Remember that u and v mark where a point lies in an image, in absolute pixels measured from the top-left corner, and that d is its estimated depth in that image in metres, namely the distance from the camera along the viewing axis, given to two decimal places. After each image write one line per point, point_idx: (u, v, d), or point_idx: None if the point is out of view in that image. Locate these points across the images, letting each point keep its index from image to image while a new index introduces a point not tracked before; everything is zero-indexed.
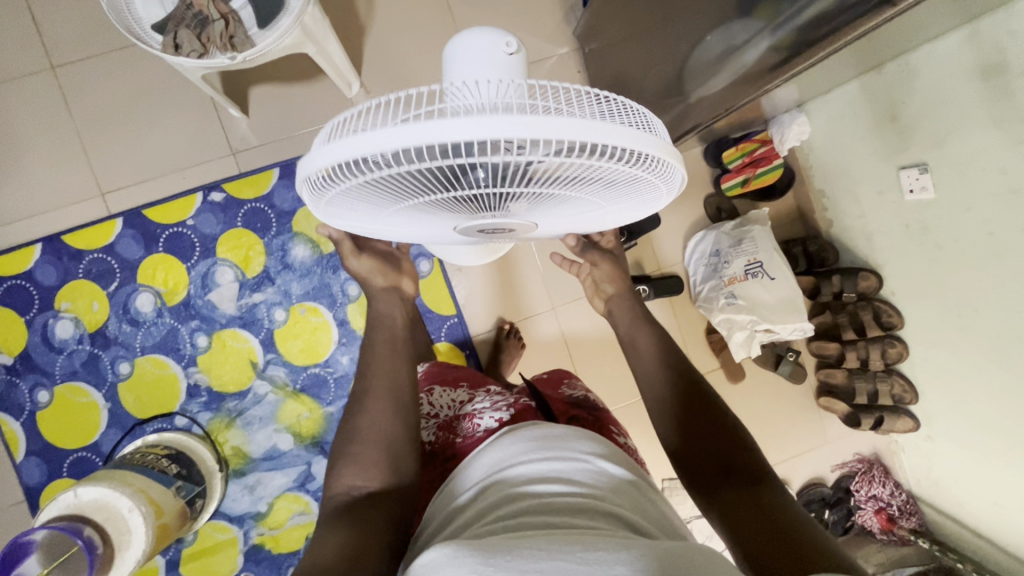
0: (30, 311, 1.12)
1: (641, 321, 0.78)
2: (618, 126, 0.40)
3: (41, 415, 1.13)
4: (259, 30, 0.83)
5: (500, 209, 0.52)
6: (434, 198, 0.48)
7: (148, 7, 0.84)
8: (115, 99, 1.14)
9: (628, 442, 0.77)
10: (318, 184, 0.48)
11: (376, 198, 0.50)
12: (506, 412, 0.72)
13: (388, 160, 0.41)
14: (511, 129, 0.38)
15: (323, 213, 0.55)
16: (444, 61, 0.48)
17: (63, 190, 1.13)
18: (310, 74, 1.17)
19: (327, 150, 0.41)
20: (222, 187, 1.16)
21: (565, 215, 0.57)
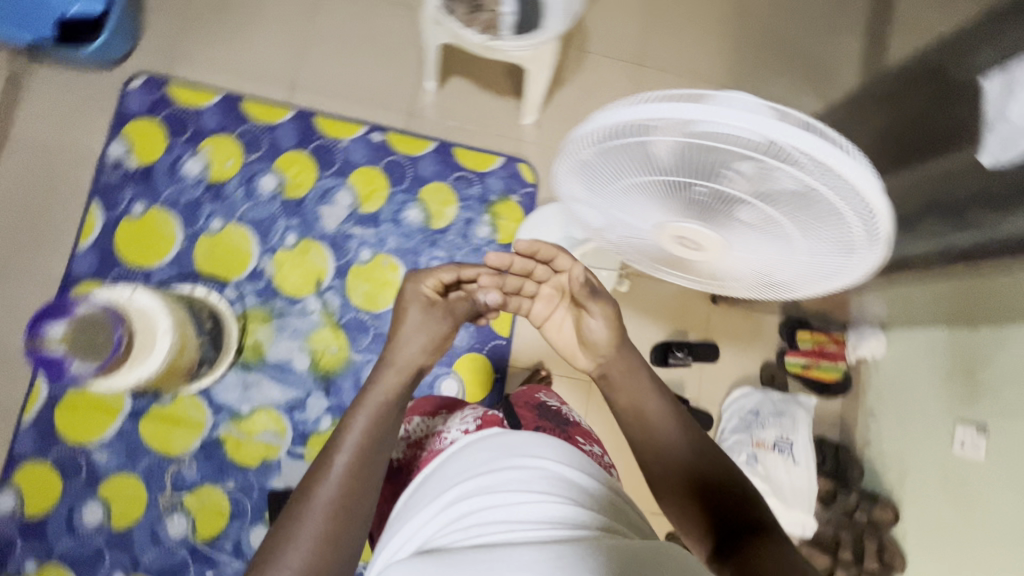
0: (177, 139, 1.23)
1: (652, 394, 0.72)
2: (853, 164, 0.43)
3: (125, 222, 1.19)
4: (511, 34, 0.98)
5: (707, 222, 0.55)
6: (659, 187, 0.53)
7: None
8: (348, 28, 1.32)
9: (597, 451, 0.82)
10: (573, 151, 0.55)
11: (608, 185, 0.57)
12: (471, 424, 0.78)
13: (647, 133, 0.48)
14: (764, 127, 0.43)
15: (565, 193, 0.64)
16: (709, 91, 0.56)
17: (266, 69, 1.29)
18: (503, 89, 1.33)
19: (602, 115, 0.49)
20: (384, 132, 1.29)
21: (755, 263, 0.60)
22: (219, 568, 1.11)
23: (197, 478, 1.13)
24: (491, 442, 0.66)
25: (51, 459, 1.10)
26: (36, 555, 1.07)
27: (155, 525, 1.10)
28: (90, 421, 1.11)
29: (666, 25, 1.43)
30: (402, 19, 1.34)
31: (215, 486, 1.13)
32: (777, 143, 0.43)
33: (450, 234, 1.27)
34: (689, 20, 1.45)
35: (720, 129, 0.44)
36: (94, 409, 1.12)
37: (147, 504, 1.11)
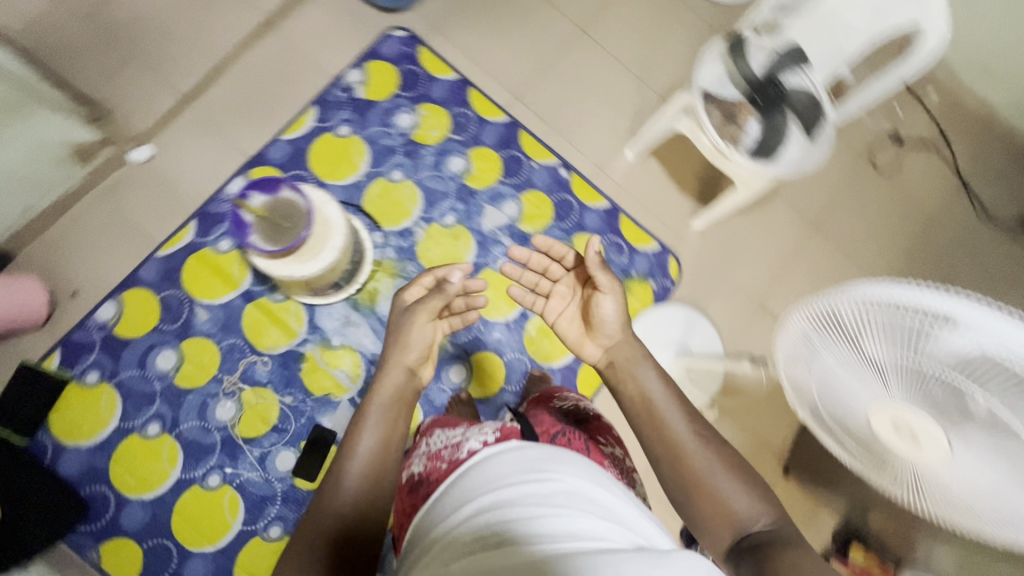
0: (403, 90, 1.32)
1: (642, 363, 0.86)
2: None
3: (326, 135, 1.27)
4: (748, 154, 1.05)
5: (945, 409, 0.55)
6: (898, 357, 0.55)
7: (713, 72, 1.07)
8: (585, 74, 1.42)
9: (613, 449, 0.90)
10: (814, 305, 0.60)
11: (847, 351, 0.60)
12: (492, 436, 0.71)
13: (902, 312, 0.52)
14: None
15: (783, 334, 0.67)
16: None
17: (503, 73, 1.39)
18: (689, 188, 1.39)
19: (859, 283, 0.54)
20: (571, 172, 1.35)
21: (974, 481, 0.57)
22: (238, 468, 1.13)
23: (263, 379, 1.16)
24: (511, 457, 0.62)
25: (161, 297, 1.16)
26: (101, 370, 1.12)
27: (208, 400, 1.14)
28: (209, 283, 1.17)
29: (855, 206, 1.46)
30: (633, 89, 1.43)
31: (274, 394, 1.16)
32: None
33: None
34: (879, 211, 1.48)
35: (984, 332, 0.46)
36: (216, 274, 1.18)
37: (212, 378, 1.15)
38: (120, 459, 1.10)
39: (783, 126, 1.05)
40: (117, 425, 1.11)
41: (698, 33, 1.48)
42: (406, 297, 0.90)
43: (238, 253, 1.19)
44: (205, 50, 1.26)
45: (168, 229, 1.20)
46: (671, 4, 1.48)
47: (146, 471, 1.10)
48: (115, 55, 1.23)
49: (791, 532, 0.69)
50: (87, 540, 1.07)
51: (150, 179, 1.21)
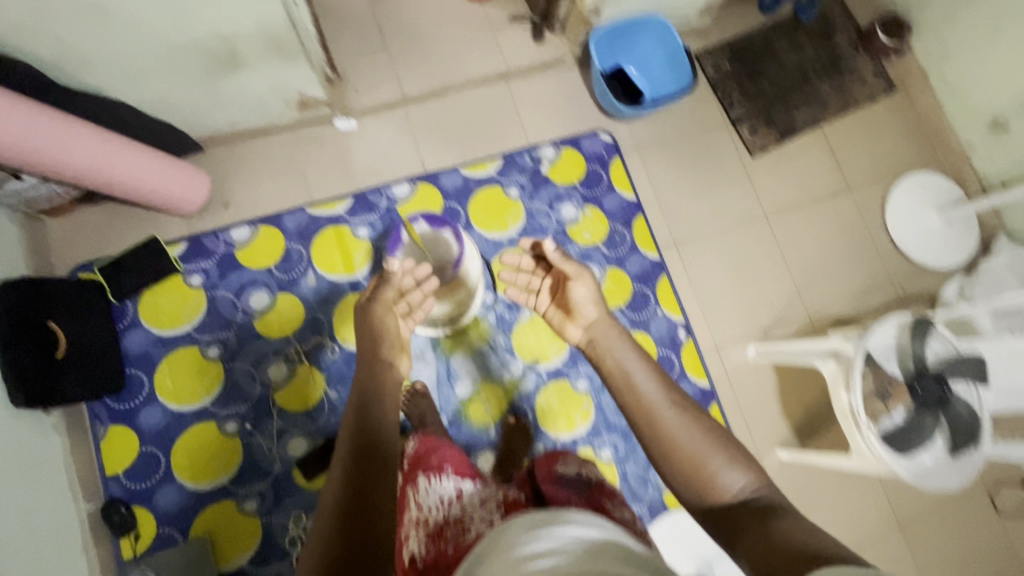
0: (581, 186, 1.36)
1: (618, 341, 0.86)
2: None
3: (497, 188, 1.33)
4: (881, 436, 0.96)
5: None
6: None
7: (890, 338, 1.00)
8: (746, 257, 1.41)
9: (625, 510, 0.80)
10: None
11: None
12: (496, 512, 0.76)
13: None
14: None
15: None
16: None
17: (674, 217, 1.40)
18: (788, 416, 1.32)
19: None
20: (689, 337, 1.32)
21: None
22: (256, 429, 1.14)
23: (323, 364, 1.18)
24: (507, 528, 0.61)
25: (287, 247, 1.23)
26: (205, 279, 1.19)
27: (268, 355, 1.17)
28: (331, 256, 1.23)
29: (951, 530, 1.32)
30: (783, 294, 1.39)
31: (324, 382, 1.18)
32: None
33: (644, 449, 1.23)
34: (971, 551, 1.32)
35: None
36: (341, 252, 1.24)
37: (284, 337, 1.19)
38: (172, 361, 1.15)
39: (927, 431, 0.97)
40: (188, 331, 1.16)
41: (873, 279, 1.43)
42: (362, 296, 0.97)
43: (368, 245, 1.25)
44: (444, 70, 1.37)
45: (328, 194, 1.28)
46: (858, 238, 1.46)
47: (184, 384, 1.14)
48: (374, 39, 1.36)
49: (777, 496, 0.69)
50: (103, 414, 1.11)
51: (340, 148, 1.30)
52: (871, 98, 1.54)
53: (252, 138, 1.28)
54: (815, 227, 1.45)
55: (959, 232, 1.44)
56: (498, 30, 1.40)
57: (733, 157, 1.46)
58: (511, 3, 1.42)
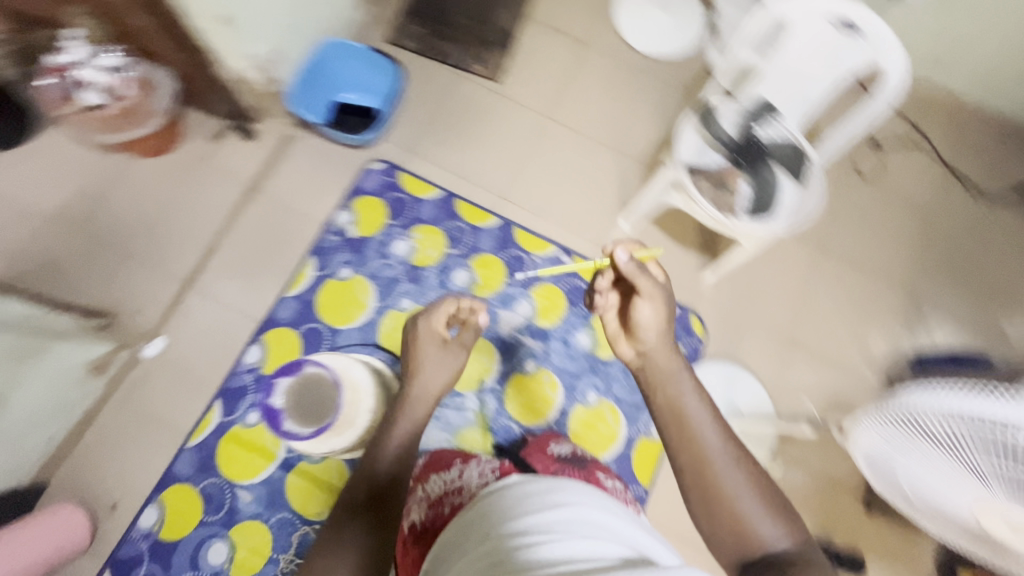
0: (394, 220, 1.36)
1: (671, 356, 0.79)
2: None
3: (330, 282, 1.29)
4: (746, 214, 1.06)
5: (1002, 492, 0.54)
6: (969, 460, 0.55)
7: (692, 147, 1.11)
8: (560, 157, 1.47)
9: (614, 486, 0.90)
10: (882, 419, 0.61)
11: (932, 450, 0.59)
12: (493, 474, 0.83)
13: (949, 429, 0.54)
14: None
15: (862, 436, 0.67)
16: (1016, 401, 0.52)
17: (483, 177, 1.43)
18: (688, 244, 1.42)
19: (921, 398, 0.55)
20: (572, 256, 1.37)
21: None
22: None
23: None
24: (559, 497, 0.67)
25: (199, 489, 1.13)
26: None
27: None
28: (243, 462, 1.15)
29: (851, 220, 1.52)
30: (609, 162, 1.47)
31: None
32: None
33: (613, 367, 1.30)
34: (877, 223, 1.53)
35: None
36: (248, 451, 1.15)
37: (267, 561, 1.10)
38: None
39: (772, 182, 1.07)
40: None
41: (660, 95, 1.54)
42: (431, 322, 0.99)
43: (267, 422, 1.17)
44: (202, 232, 1.30)
45: (195, 416, 1.18)
46: (625, 75, 1.55)
47: None
48: (113, 258, 1.26)
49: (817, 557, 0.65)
50: None
51: (170, 370, 1.21)
52: None
53: (85, 434, 1.15)
54: (592, 96, 1.53)
55: (681, 13, 1.58)
56: (212, 160, 1.34)
57: (486, 94, 1.49)
58: (203, 130, 1.36)
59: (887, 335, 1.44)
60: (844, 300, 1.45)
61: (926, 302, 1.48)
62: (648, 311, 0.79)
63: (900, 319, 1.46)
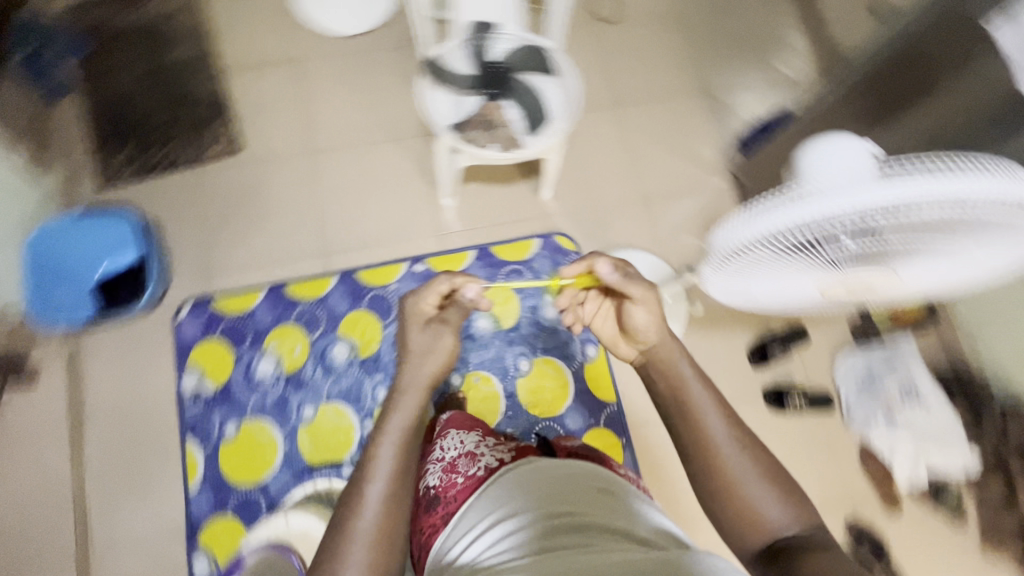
0: (241, 347, 1.23)
1: (677, 355, 0.75)
2: (976, 180, 0.46)
3: (223, 447, 1.17)
4: (528, 136, 1.05)
5: (834, 260, 0.58)
6: (798, 252, 0.58)
7: (443, 107, 1.05)
8: (351, 180, 1.38)
9: (626, 469, 0.86)
10: (718, 264, 0.64)
11: (769, 264, 0.62)
12: (507, 454, 0.82)
13: (767, 242, 0.56)
14: (858, 195, 0.49)
15: (719, 282, 0.70)
16: (805, 150, 0.58)
17: (293, 248, 1.32)
18: (511, 178, 1.41)
19: (729, 231, 0.57)
20: (424, 260, 1.32)
21: (933, 270, 0.62)
22: None
23: None
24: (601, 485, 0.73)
25: None
26: None
27: None
28: None
29: (624, 64, 1.56)
30: (396, 153, 1.40)
31: None
32: (866, 206, 0.49)
33: (524, 327, 1.32)
34: (645, 52, 1.58)
35: (822, 215, 0.50)
36: None
37: None
38: None
39: (531, 92, 1.06)
40: None
41: (397, 62, 1.47)
42: (419, 303, 0.80)
43: None
44: (62, 497, 1.15)
45: None
46: (353, 64, 1.45)
47: None
48: None
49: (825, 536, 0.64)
50: None
51: None
52: (204, 15, 1.46)
53: None
54: (337, 105, 1.43)
55: None
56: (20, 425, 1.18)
57: (240, 171, 1.36)
58: None
59: (711, 137, 1.53)
60: (662, 134, 1.52)
61: (719, 88, 1.57)
62: (645, 314, 0.76)
63: (711, 116, 1.54)
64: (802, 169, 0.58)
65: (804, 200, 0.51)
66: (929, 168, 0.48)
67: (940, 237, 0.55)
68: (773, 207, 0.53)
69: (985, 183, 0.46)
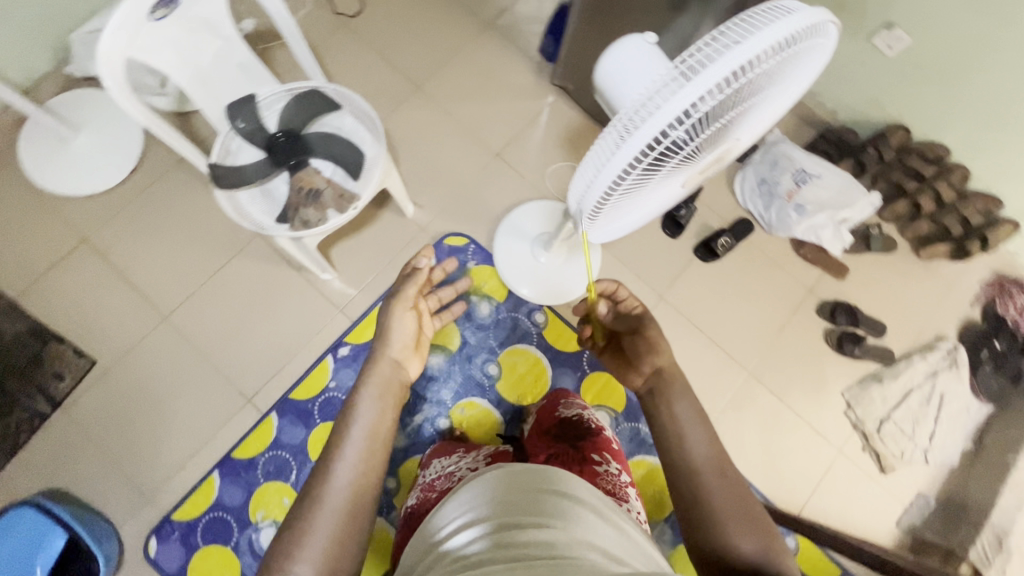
0: (232, 536, 1.14)
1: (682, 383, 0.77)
2: (758, 38, 0.50)
3: None
4: (355, 181, 0.99)
5: (692, 162, 0.61)
6: (659, 171, 0.60)
7: (261, 209, 0.97)
8: (225, 315, 1.27)
9: (610, 470, 0.82)
10: (603, 215, 0.66)
11: (643, 194, 0.64)
12: (480, 461, 0.85)
13: (630, 178, 0.59)
14: (675, 102, 0.52)
15: (613, 228, 0.72)
16: (603, 65, 0.61)
17: (214, 414, 1.21)
18: (371, 215, 1.34)
19: (594, 186, 0.59)
20: (345, 342, 1.25)
21: (770, 119, 0.66)
22: None
23: None
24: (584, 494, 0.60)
25: None
26: None
27: None
28: None
29: (401, 46, 1.49)
30: (251, 263, 1.30)
31: None
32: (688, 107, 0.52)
33: (471, 338, 1.30)
34: (411, 22, 1.51)
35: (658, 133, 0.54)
36: None
37: None
38: None
39: (329, 140, 0.99)
40: None
41: (191, 178, 1.33)
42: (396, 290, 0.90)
43: None
44: None
45: None
46: (149, 208, 1.31)
47: None
48: None
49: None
50: None
51: None
52: None
53: None
54: (160, 255, 1.29)
55: (94, 116, 1.31)
56: None
57: (110, 379, 1.22)
58: None
59: (518, 64, 1.50)
60: (475, 87, 1.47)
61: (496, 15, 1.53)
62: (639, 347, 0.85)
63: (504, 45, 1.51)
64: (611, 87, 0.61)
65: (639, 127, 0.54)
66: (718, 44, 0.52)
67: (761, 100, 0.59)
68: (617, 145, 0.56)
69: (769, 31, 0.50)
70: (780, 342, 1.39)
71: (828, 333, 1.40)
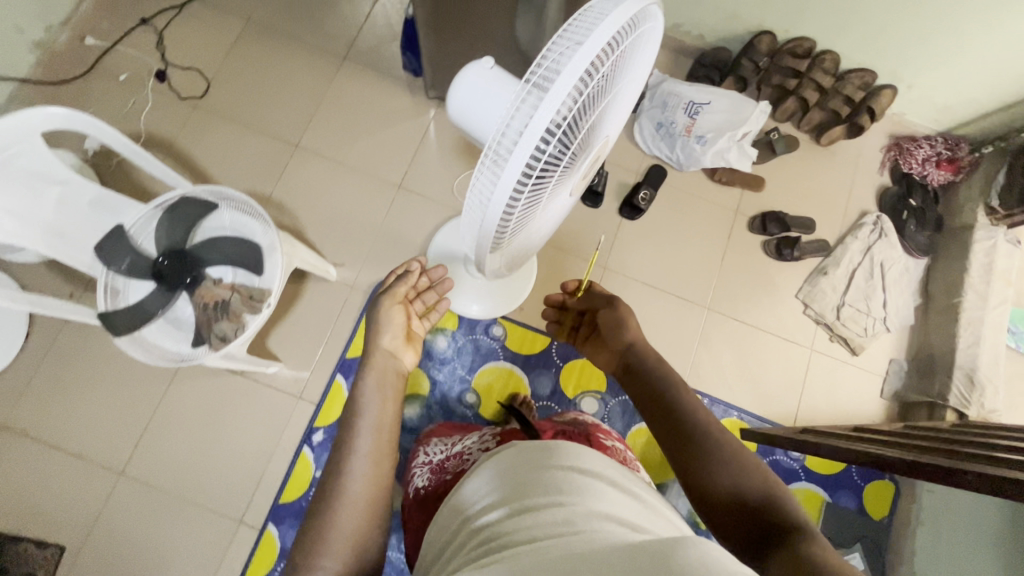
0: None
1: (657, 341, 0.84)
2: (590, 40, 0.49)
3: None
4: (259, 276, 0.93)
5: (572, 169, 0.60)
6: (544, 188, 0.59)
7: (172, 341, 0.91)
8: (184, 447, 1.19)
9: (617, 446, 0.77)
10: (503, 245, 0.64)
11: (535, 215, 0.63)
12: (490, 441, 0.75)
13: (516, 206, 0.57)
14: (533, 126, 0.50)
15: (518, 249, 0.71)
16: (452, 99, 0.61)
17: (209, 549, 1.15)
18: (296, 291, 1.28)
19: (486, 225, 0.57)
20: (316, 429, 1.21)
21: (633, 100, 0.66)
22: None
23: None
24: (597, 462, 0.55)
25: None
26: None
27: None
28: None
29: (264, 110, 1.41)
30: (191, 384, 1.22)
31: None
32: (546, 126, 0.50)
33: (439, 375, 1.27)
34: (265, 83, 1.43)
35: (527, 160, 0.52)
36: None
37: None
38: None
39: (218, 244, 0.93)
40: None
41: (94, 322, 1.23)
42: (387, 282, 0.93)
43: None
44: None
45: None
46: (62, 368, 1.21)
47: None
48: None
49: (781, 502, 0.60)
50: None
51: None
52: None
53: None
54: (92, 412, 1.20)
55: None
56: None
57: (85, 558, 1.13)
58: None
59: (388, 89, 1.44)
60: (354, 127, 1.41)
61: (349, 47, 1.46)
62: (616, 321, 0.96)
63: (367, 73, 1.45)
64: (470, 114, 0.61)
65: (507, 159, 0.52)
66: (559, 53, 0.51)
67: (619, 89, 0.58)
68: (493, 177, 0.54)
69: (599, 31, 0.49)
70: (726, 269, 1.43)
71: (766, 245, 1.44)
